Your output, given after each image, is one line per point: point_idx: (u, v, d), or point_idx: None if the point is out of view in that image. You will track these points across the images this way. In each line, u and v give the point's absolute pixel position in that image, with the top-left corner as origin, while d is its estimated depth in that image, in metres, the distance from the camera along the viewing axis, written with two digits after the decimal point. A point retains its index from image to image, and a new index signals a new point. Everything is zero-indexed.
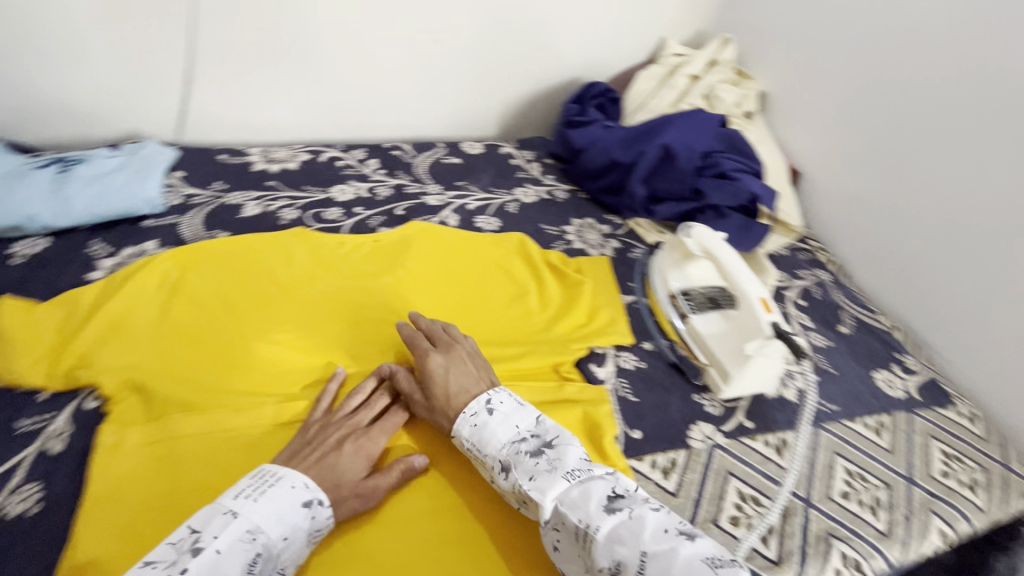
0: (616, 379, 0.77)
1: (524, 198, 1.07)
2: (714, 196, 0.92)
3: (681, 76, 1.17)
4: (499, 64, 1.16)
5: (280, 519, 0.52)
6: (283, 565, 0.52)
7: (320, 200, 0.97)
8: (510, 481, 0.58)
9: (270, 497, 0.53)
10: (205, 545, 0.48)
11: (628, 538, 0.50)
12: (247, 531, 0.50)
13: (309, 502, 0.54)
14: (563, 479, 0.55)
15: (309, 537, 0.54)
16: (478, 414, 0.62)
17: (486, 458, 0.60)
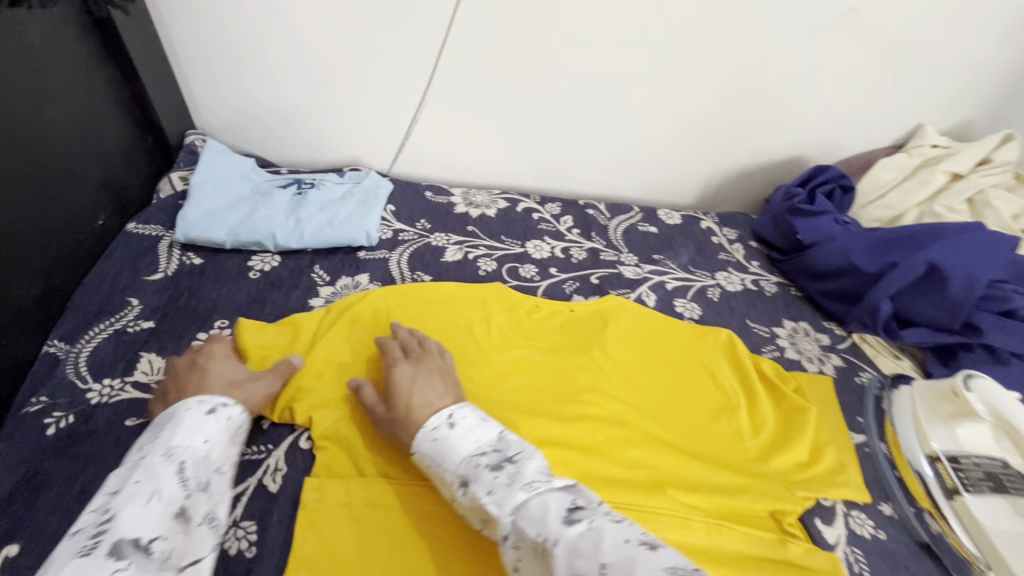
0: (847, 545, 0.63)
1: (726, 285, 0.96)
2: (996, 336, 0.74)
3: (938, 173, 0.99)
4: (716, 135, 1.07)
5: (188, 432, 0.53)
6: (217, 466, 0.54)
7: (516, 254, 0.95)
8: (471, 497, 0.49)
9: (171, 425, 0.53)
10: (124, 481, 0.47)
11: (587, 551, 0.40)
12: (162, 451, 0.50)
13: (213, 409, 0.56)
14: (518, 490, 0.46)
15: (227, 438, 0.56)
16: (439, 428, 0.55)
17: (447, 474, 0.53)
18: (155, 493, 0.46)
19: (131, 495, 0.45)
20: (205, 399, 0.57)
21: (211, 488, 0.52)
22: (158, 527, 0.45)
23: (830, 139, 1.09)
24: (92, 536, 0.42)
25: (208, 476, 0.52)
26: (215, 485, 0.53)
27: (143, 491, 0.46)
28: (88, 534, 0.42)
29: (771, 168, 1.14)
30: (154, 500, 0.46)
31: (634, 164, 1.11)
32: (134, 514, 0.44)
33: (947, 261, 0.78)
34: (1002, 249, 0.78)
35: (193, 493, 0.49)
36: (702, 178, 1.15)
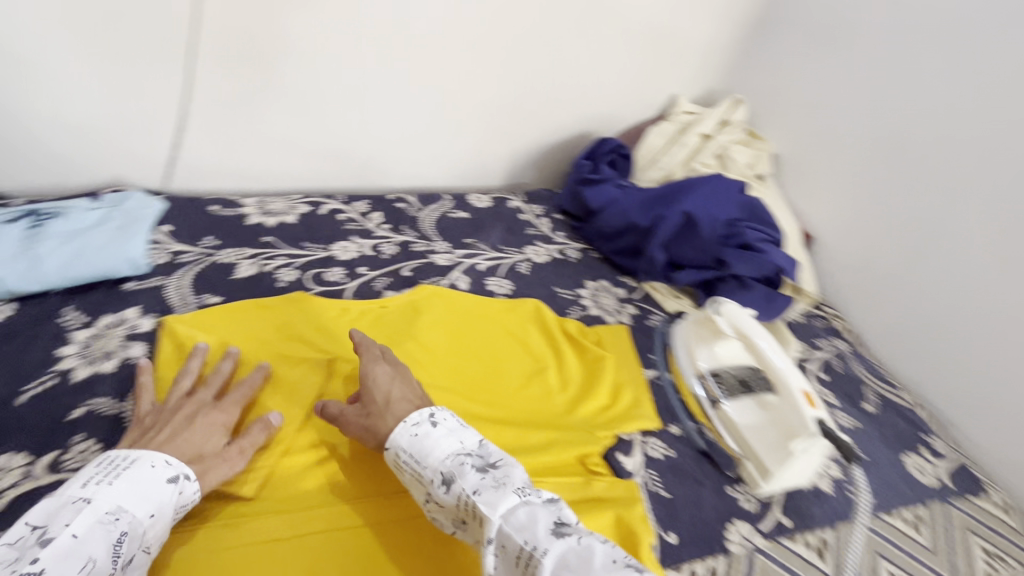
0: (645, 469, 0.71)
1: (535, 257, 1.03)
2: (739, 267, 0.88)
3: (693, 135, 1.16)
4: (507, 117, 1.14)
5: (138, 496, 0.50)
6: (147, 542, 0.50)
7: (320, 259, 0.91)
8: (453, 494, 0.53)
9: (125, 479, 0.50)
10: (62, 530, 0.45)
11: (576, 565, 0.46)
12: (106, 512, 0.47)
13: (173, 478, 0.53)
14: (512, 493, 0.51)
15: (173, 516, 0.52)
16: (421, 425, 0.58)
17: (425, 471, 0.55)
18: (86, 564, 0.44)
19: (65, 559, 0.43)
20: (175, 462, 0.54)
21: (131, 566, 0.48)
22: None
23: (607, 113, 1.22)
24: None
25: (135, 553, 0.48)
26: (136, 562, 0.49)
27: (75, 556, 0.44)
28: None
29: (564, 144, 1.23)
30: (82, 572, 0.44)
31: (438, 153, 1.13)
32: None
33: (696, 210, 0.91)
34: (733, 195, 0.93)
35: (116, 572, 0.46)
36: (505, 160, 1.20)
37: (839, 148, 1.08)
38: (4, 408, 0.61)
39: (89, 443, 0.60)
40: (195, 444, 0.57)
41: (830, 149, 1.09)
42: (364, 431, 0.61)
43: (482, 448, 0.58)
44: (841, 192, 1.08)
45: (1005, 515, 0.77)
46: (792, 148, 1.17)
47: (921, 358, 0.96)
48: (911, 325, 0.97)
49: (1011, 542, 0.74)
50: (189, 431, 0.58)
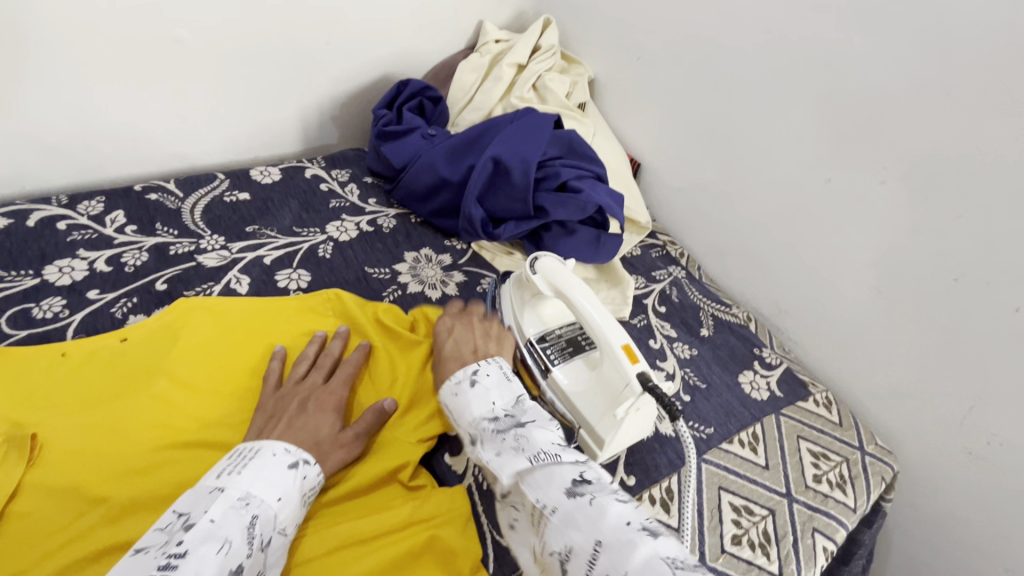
0: (476, 465, 0.63)
1: (340, 236, 0.86)
2: (558, 212, 0.80)
3: (505, 66, 1.03)
4: (276, 64, 0.92)
5: (268, 482, 0.47)
6: (284, 526, 0.47)
7: (27, 290, 0.68)
8: (479, 454, 0.51)
9: (254, 467, 0.48)
10: (198, 516, 0.42)
11: (584, 523, 0.41)
12: (240, 496, 0.45)
13: (295, 463, 0.50)
14: (525, 459, 0.47)
15: (302, 500, 0.50)
16: (461, 385, 0.58)
17: (462, 428, 0.56)
18: (225, 545, 0.41)
19: (206, 539, 0.40)
20: (292, 449, 0.52)
21: (271, 552, 0.45)
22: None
23: (408, 49, 1.04)
24: (160, 571, 0.37)
25: (272, 537, 0.45)
26: (274, 549, 0.46)
27: (215, 538, 0.41)
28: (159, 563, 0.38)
29: (364, 92, 1.05)
30: (222, 552, 0.40)
31: (197, 121, 0.91)
32: (199, 564, 0.39)
33: (505, 154, 0.80)
34: (544, 130, 0.84)
35: (255, 552, 0.43)
36: (295, 121, 1.01)
37: (651, 64, 1.01)
38: None
39: None
40: (313, 428, 0.56)
41: (643, 66, 1.03)
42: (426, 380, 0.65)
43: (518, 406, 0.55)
44: (661, 111, 1.02)
45: (828, 411, 0.81)
46: (610, 70, 1.09)
47: (747, 271, 0.97)
48: (736, 239, 0.97)
49: (834, 438, 0.77)
50: (307, 416, 0.57)
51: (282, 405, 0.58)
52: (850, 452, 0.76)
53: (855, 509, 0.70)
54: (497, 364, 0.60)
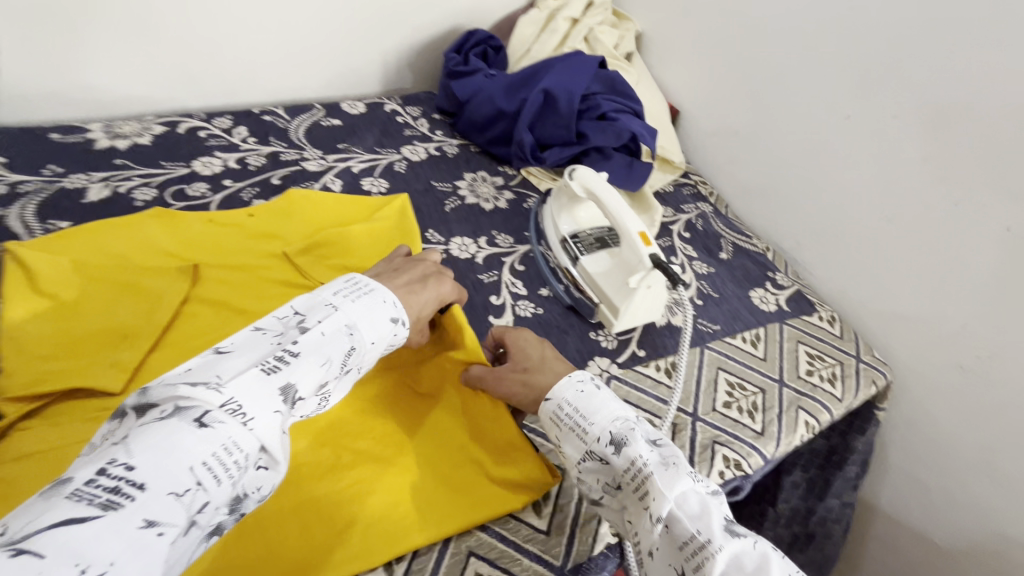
0: (515, 327, 0.79)
1: (412, 156, 1.03)
2: (597, 137, 0.93)
3: (561, 20, 1.15)
4: (368, 12, 1.09)
5: (371, 326, 0.54)
6: (365, 363, 0.54)
7: (181, 175, 0.89)
8: (624, 458, 0.52)
9: (365, 304, 0.55)
10: (312, 323, 0.50)
11: (751, 568, 0.44)
12: (346, 324, 0.52)
13: (395, 319, 0.56)
14: (687, 479, 0.50)
15: (383, 348, 0.56)
16: (586, 384, 0.59)
17: (591, 428, 0.55)
18: (325, 360, 0.48)
19: (316, 348, 0.48)
20: (399, 305, 0.58)
21: (349, 379, 0.52)
22: (309, 393, 0.47)
23: (476, 4, 1.19)
24: (275, 361, 0.46)
25: (354, 368, 0.52)
26: (354, 377, 0.53)
27: (320, 352, 0.48)
28: (275, 355, 0.46)
29: (437, 42, 1.20)
30: (323, 367, 0.48)
31: (302, 60, 1.09)
32: (305, 369, 0.47)
33: (555, 87, 0.94)
34: (590, 68, 0.96)
35: (340, 377, 0.50)
36: (377, 65, 1.18)
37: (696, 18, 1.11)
38: None
39: None
40: (423, 307, 0.63)
41: (690, 21, 1.12)
42: (524, 386, 0.63)
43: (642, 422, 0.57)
44: (702, 62, 1.12)
45: (830, 326, 0.90)
46: (658, 25, 1.19)
47: (773, 208, 1.05)
48: (764, 179, 1.06)
49: (831, 345, 0.87)
50: (420, 294, 0.62)
51: (397, 276, 0.63)
52: (845, 357, 0.86)
53: (841, 399, 0.80)
54: (591, 376, 0.61)
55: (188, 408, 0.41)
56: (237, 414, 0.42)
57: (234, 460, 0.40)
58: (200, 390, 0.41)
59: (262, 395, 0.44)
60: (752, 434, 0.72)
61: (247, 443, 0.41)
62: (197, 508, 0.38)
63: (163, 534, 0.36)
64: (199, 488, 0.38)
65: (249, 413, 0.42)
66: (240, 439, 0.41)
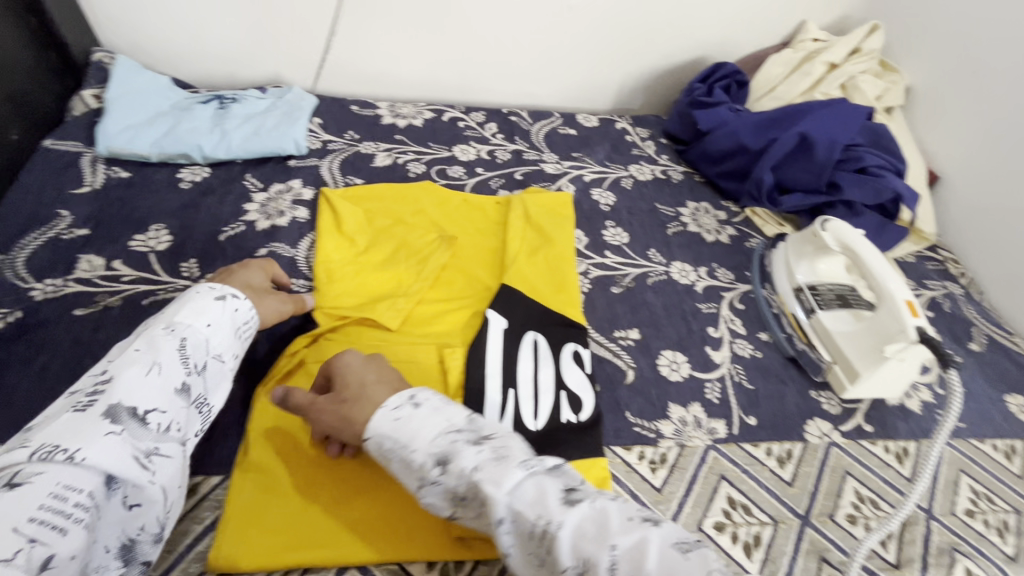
0: (732, 364, 0.77)
1: (639, 175, 1.06)
2: (852, 191, 0.88)
3: (818, 64, 1.10)
4: (624, 35, 1.14)
5: (193, 313, 0.55)
6: (217, 352, 0.55)
7: (444, 157, 1.01)
8: (450, 475, 0.45)
9: (179, 304, 0.56)
10: (127, 348, 0.51)
11: (594, 534, 0.41)
12: (162, 328, 0.53)
13: (222, 296, 0.58)
14: (517, 468, 0.44)
15: (233, 329, 0.58)
16: (402, 407, 0.49)
17: (412, 455, 0.47)
18: (154, 367, 0.49)
19: (128, 366, 0.48)
20: (219, 286, 0.59)
21: (210, 372, 0.54)
22: (153, 402, 0.48)
23: (727, 39, 1.19)
24: (91, 396, 0.46)
25: (207, 361, 0.54)
26: (211, 371, 0.54)
27: (141, 362, 0.49)
28: (89, 394, 0.47)
29: (677, 70, 1.22)
30: (151, 374, 0.49)
31: (553, 71, 1.17)
32: (129, 382, 0.47)
33: (814, 131, 0.90)
34: (857, 119, 0.92)
35: (191, 373, 0.52)
36: (616, 84, 1.23)
37: (988, 81, 0.99)
38: (211, 241, 0.77)
39: None
40: (242, 278, 0.64)
41: (978, 82, 1.00)
42: (341, 422, 0.51)
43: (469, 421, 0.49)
44: (985, 129, 0.99)
45: None
46: (932, 82, 1.09)
47: None
48: None
49: None
50: (239, 271, 0.65)
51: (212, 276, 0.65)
52: None
53: None
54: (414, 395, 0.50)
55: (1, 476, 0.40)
56: (58, 455, 0.41)
57: (73, 501, 0.40)
58: (10, 455, 0.41)
59: (82, 428, 0.43)
60: (1001, 555, 0.63)
61: (83, 480, 0.41)
62: (40, 564, 0.38)
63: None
64: (36, 543, 0.38)
65: (71, 449, 0.42)
66: (71, 478, 0.41)
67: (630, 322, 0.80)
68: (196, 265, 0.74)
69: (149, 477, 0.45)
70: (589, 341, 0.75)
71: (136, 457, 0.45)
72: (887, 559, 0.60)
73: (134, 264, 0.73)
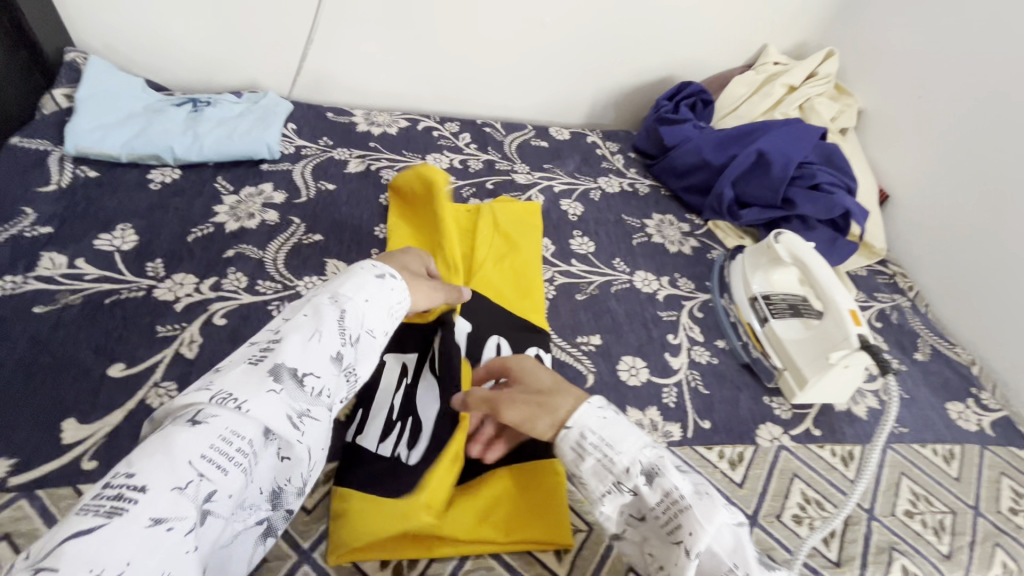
0: (689, 369, 0.79)
1: (607, 187, 1.09)
2: (805, 207, 0.93)
3: (778, 86, 1.15)
4: (595, 52, 1.18)
5: (354, 288, 0.55)
6: (370, 328, 0.54)
7: (416, 165, 1.03)
8: (655, 490, 0.50)
9: (344, 279, 0.56)
10: (299, 310, 0.52)
11: None
12: (328, 298, 0.53)
13: (377, 274, 0.58)
14: (718, 506, 0.49)
15: (387, 309, 0.57)
16: (605, 409, 0.55)
17: (618, 459, 0.51)
18: (316, 333, 0.49)
19: (297, 329, 0.49)
20: (378, 266, 0.60)
21: (361, 347, 0.53)
22: (311, 366, 0.48)
23: (693, 59, 1.24)
24: (264, 351, 0.47)
25: (360, 335, 0.53)
26: (364, 345, 0.54)
27: (307, 328, 0.50)
28: (261, 349, 0.48)
29: (647, 87, 1.27)
30: (314, 340, 0.49)
31: (527, 85, 1.21)
32: (296, 346, 0.48)
33: (771, 149, 0.95)
34: (810, 139, 0.97)
35: (346, 344, 0.51)
36: (588, 100, 1.27)
37: (932, 107, 1.05)
38: (178, 242, 0.78)
39: (239, 275, 0.76)
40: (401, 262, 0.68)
41: (923, 107, 1.07)
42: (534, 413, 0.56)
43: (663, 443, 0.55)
44: (930, 151, 1.05)
45: None
46: (882, 106, 1.15)
47: (986, 317, 0.95)
48: (981, 285, 0.96)
49: None
50: (398, 255, 0.69)
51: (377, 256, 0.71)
52: None
53: None
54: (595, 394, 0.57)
55: (185, 410, 0.42)
56: (230, 402, 0.42)
57: (235, 447, 0.41)
58: (196, 391, 0.43)
59: (255, 381, 0.44)
60: (937, 554, 0.66)
61: (246, 428, 0.42)
62: (203, 498, 0.39)
63: (172, 529, 0.36)
64: (202, 479, 0.39)
65: (242, 398, 0.43)
66: (238, 425, 0.42)
67: (593, 328, 0.82)
68: (161, 265, 0.74)
69: (299, 437, 0.45)
70: (551, 345, 0.78)
71: (290, 417, 0.45)
72: (829, 557, 0.63)
73: (97, 263, 0.72)
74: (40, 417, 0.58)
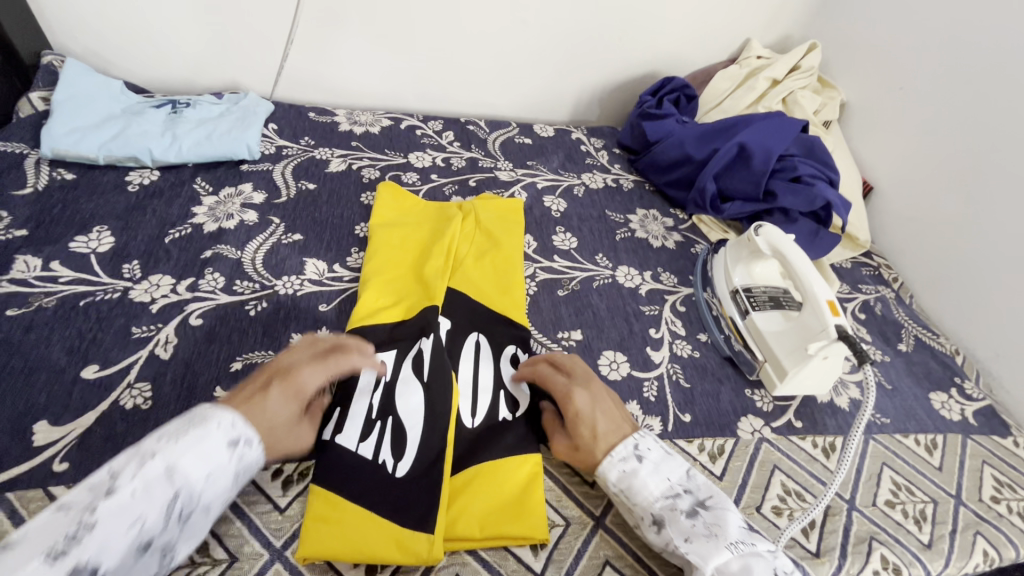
0: (670, 363, 0.79)
1: (590, 183, 1.09)
2: (787, 199, 0.93)
3: (761, 80, 1.15)
4: (577, 48, 1.18)
5: (201, 458, 0.47)
6: (207, 504, 0.48)
7: (399, 164, 1.03)
8: (662, 538, 0.54)
9: (195, 436, 0.48)
10: (121, 481, 0.44)
11: None
12: (163, 470, 0.45)
13: (236, 441, 0.50)
14: (725, 548, 0.50)
15: (233, 477, 0.50)
16: (628, 459, 0.57)
17: (635, 508, 0.56)
18: (137, 523, 0.43)
19: (118, 514, 0.42)
20: (239, 425, 0.50)
21: (189, 526, 0.47)
22: (113, 564, 0.41)
23: (677, 54, 1.24)
24: (69, 537, 0.40)
25: (193, 512, 0.47)
26: (193, 522, 0.48)
27: (129, 515, 0.43)
28: (72, 528, 0.40)
29: (631, 83, 1.27)
30: (133, 532, 0.43)
31: (510, 82, 1.21)
32: (107, 536, 0.41)
33: (752, 142, 0.95)
34: (791, 131, 0.97)
35: (170, 526, 0.45)
36: (572, 96, 1.26)
37: (914, 99, 1.05)
38: (155, 243, 0.78)
39: (216, 275, 0.75)
40: (271, 413, 0.54)
41: (904, 99, 1.07)
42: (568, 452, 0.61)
43: (689, 478, 0.57)
44: (913, 142, 1.05)
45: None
46: (865, 99, 1.15)
47: (969, 308, 0.95)
48: (963, 276, 0.96)
49: None
50: (267, 397, 0.55)
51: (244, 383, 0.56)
52: None
53: None
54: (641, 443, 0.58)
55: None
56: None
57: None
58: None
59: None
60: (918, 544, 0.66)
61: None
62: None
63: None
64: None
65: None
66: None
67: (574, 323, 0.82)
68: (138, 266, 0.74)
69: None
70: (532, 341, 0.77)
71: None
72: (808, 548, 0.63)
73: (73, 265, 0.72)
74: (11, 420, 0.57)
